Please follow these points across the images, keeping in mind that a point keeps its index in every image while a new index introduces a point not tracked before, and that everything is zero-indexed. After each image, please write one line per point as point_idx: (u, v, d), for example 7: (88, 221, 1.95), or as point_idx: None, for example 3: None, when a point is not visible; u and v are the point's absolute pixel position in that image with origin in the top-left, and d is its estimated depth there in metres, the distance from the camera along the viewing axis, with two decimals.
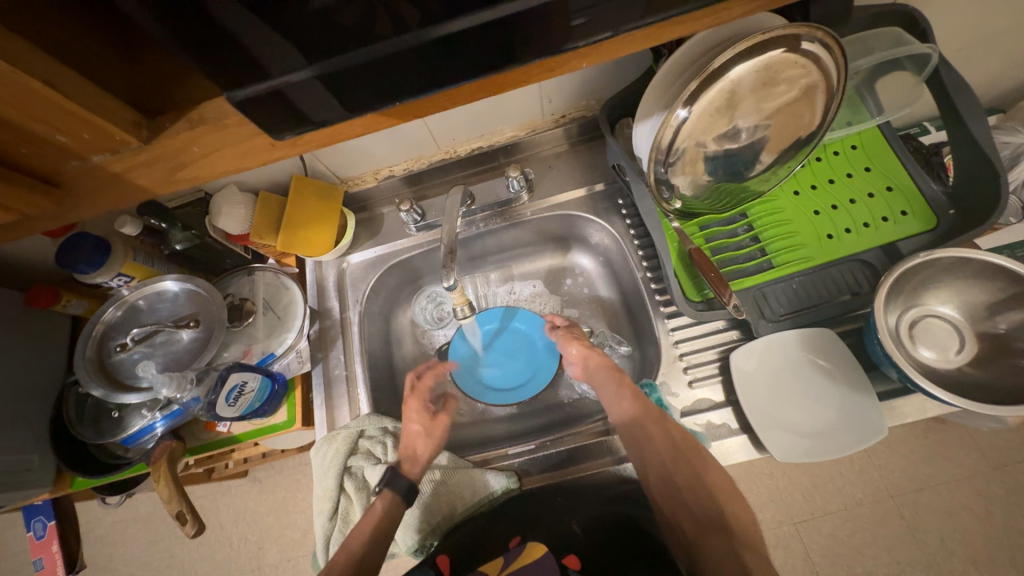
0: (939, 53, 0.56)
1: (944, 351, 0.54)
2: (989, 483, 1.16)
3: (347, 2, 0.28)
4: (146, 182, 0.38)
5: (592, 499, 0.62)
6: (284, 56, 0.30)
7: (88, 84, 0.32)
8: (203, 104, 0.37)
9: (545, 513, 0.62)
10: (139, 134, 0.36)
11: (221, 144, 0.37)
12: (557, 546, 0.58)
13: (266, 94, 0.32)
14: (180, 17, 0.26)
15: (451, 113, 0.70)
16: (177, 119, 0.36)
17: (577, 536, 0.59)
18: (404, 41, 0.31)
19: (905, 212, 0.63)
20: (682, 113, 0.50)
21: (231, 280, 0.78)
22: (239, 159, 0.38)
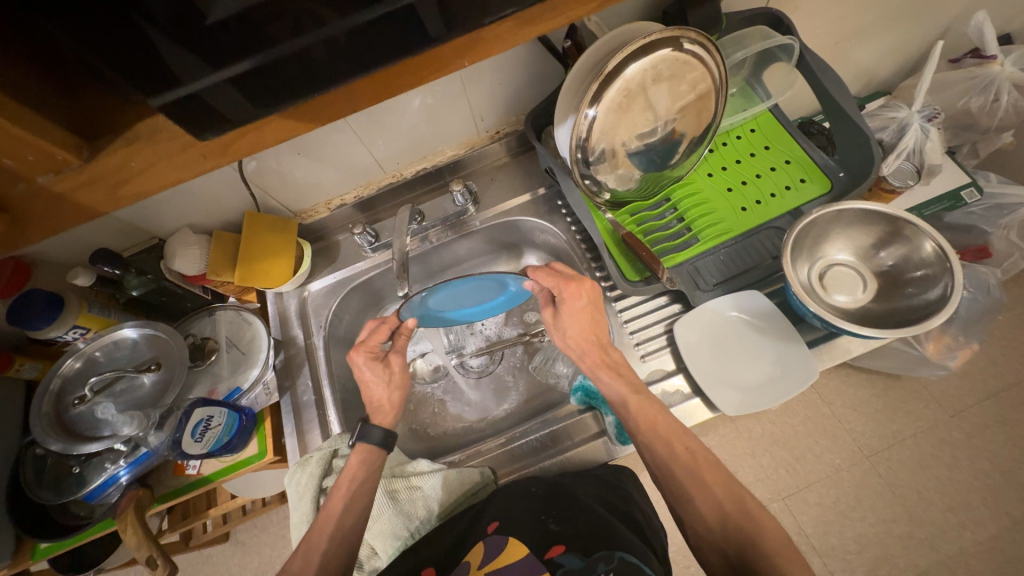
0: (802, 42, 0.65)
1: (854, 291, 0.61)
2: (950, 430, 1.29)
3: (274, 17, 0.33)
4: (87, 200, 0.41)
5: (566, 481, 0.64)
6: (205, 65, 0.34)
7: (33, 113, 0.35)
8: (138, 124, 0.41)
9: (518, 499, 0.61)
10: (79, 153, 0.39)
11: (161, 162, 0.41)
12: (540, 543, 0.55)
13: (184, 99, 0.36)
14: (110, 39, 0.31)
15: (393, 139, 0.76)
16: (116, 139, 0.40)
17: (556, 531, 0.56)
18: (312, 36, 0.35)
19: (803, 179, 0.72)
20: (589, 113, 0.58)
21: (192, 322, 0.78)
22: (176, 170, 0.42)
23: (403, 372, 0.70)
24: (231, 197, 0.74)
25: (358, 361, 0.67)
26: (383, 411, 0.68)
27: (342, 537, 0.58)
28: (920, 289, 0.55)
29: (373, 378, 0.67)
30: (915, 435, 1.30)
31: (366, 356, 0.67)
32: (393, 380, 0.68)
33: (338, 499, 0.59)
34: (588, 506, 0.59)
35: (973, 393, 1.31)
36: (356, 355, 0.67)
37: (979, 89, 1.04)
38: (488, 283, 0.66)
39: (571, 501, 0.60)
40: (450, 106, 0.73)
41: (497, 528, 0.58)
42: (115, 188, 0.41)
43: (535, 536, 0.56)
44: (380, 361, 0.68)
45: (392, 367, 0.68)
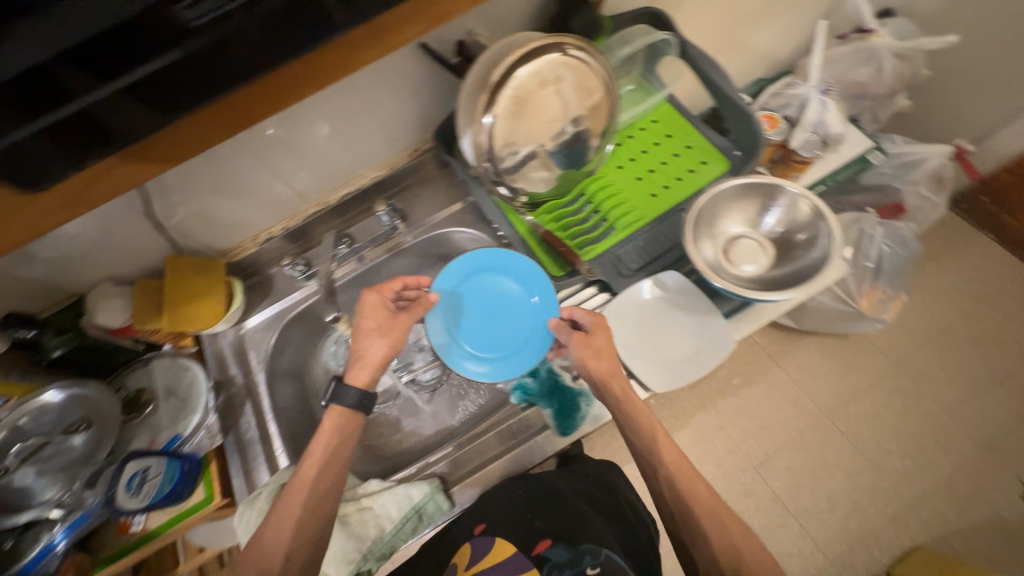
0: (680, 35, 0.71)
1: (756, 261, 0.65)
2: (897, 379, 1.37)
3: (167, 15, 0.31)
4: None
5: (541, 479, 0.73)
6: (92, 74, 0.31)
7: None
8: None
9: (483, 514, 0.68)
10: None
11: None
12: (527, 542, 0.66)
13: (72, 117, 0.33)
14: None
15: (309, 166, 0.76)
16: None
17: (538, 529, 0.68)
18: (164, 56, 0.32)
19: (703, 162, 0.76)
20: (486, 120, 0.61)
21: (126, 375, 0.76)
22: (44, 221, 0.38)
23: (402, 330, 0.68)
24: (147, 244, 0.73)
25: (368, 300, 0.67)
26: (364, 367, 0.66)
27: (314, 506, 0.58)
28: (807, 249, 0.60)
29: (370, 323, 0.67)
30: (867, 388, 1.37)
31: (378, 292, 0.68)
32: (400, 327, 0.68)
33: (309, 464, 0.60)
34: (566, 501, 0.71)
35: (912, 342, 1.39)
36: (369, 294, 0.67)
37: (867, 60, 1.12)
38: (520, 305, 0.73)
39: (552, 498, 0.71)
40: (362, 130, 0.75)
41: (484, 529, 0.67)
42: None
43: (522, 537, 0.67)
44: (385, 311, 0.68)
45: (392, 319, 0.68)
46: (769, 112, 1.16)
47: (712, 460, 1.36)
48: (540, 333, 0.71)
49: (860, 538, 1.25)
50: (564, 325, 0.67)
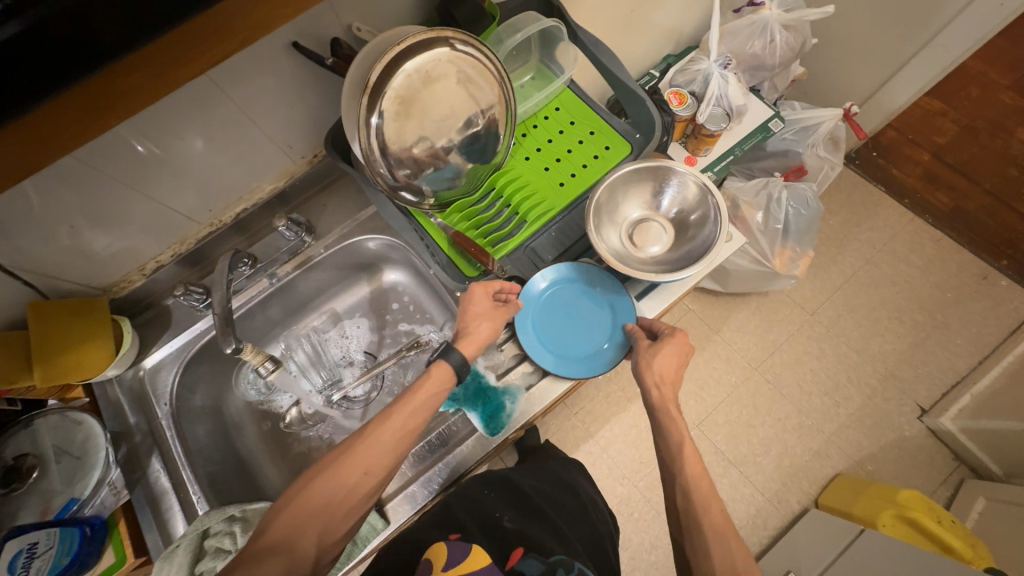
0: (569, 22, 0.70)
1: (656, 243, 0.67)
2: (814, 327, 1.49)
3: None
4: None
5: (506, 486, 0.70)
6: None
7: None
8: None
9: (442, 525, 0.61)
10: None
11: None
12: (502, 551, 0.57)
13: None
14: None
15: (192, 185, 0.70)
16: None
17: (509, 536, 0.59)
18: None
19: (607, 147, 0.77)
20: (374, 120, 0.57)
21: (5, 439, 0.67)
22: None
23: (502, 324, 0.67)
24: (2, 293, 0.63)
25: (477, 287, 0.66)
26: (467, 340, 0.66)
27: (392, 443, 0.58)
28: (700, 229, 0.63)
29: (476, 307, 0.66)
30: (789, 338, 1.49)
31: (487, 289, 0.67)
32: (502, 316, 0.67)
33: (419, 393, 0.61)
34: (533, 504, 0.67)
35: (824, 291, 1.52)
36: (477, 284, 0.67)
37: (759, 33, 1.17)
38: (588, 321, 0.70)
39: (519, 503, 0.67)
40: (245, 142, 0.69)
41: (459, 536, 0.57)
42: None
43: (496, 543, 0.58)
44: (489, 301, 0.67)
45: (497, 308, 0.67)
46: (676, 88, 1.19)
47: None
48: (615, 343, 0.68)
49: (791, 475, 1.38)
50: (641, 330, 0.67)
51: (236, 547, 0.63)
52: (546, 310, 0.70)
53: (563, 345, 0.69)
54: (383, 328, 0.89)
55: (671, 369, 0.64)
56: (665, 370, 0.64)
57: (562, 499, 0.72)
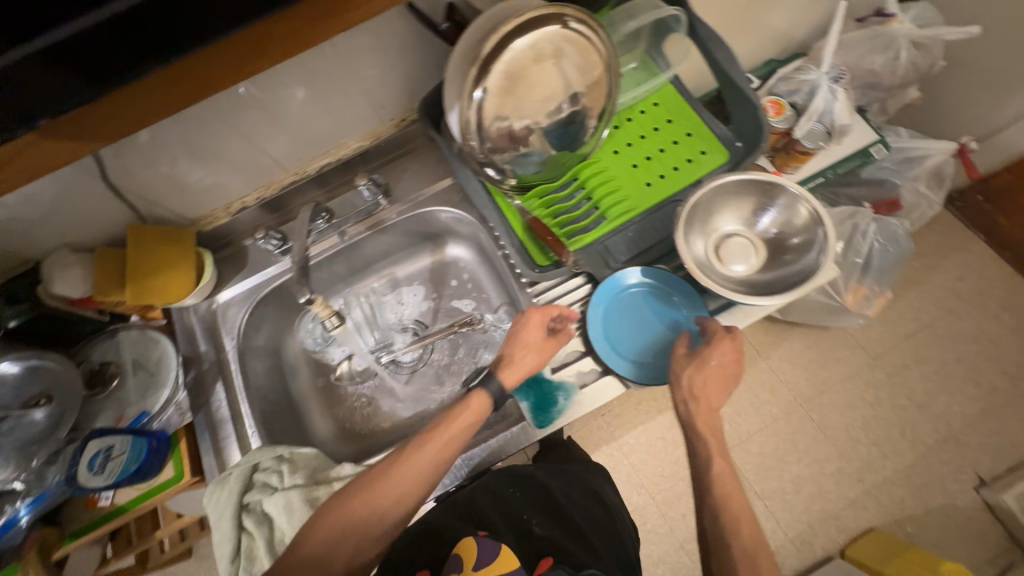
0: (687, 14, 0.65)
1: (746, 262, 0.63)
2: (873, 372, 1.40)
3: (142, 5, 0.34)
4: None
5: (532, 488, 0.70)
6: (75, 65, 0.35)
7: None
8: None
9: (469, 517, 0.63)
10: None
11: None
12: (530, 557, 0.57)
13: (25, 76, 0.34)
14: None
15: (286, 134, 0.71)
16: None
17: (538, 542, 0.60)
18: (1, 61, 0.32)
19: (703, 151, 0.72)
20: (477, 94, 0.56)
21: (92, 346, 0.74)
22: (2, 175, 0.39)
23: (551, 357, 0.65)
24: (105, 210, 0.68)
25: (533, 314, 0.65)
26: (512, 369, 0.64)
27: (427, 468, 0.58)
28: (798, 255, 0.59)
29: (529, 337, 0.65)
30: (844, 379, 1.40)
31: (540, 318, 0.66)
32: (552, 348, 0.65)
33: (448, 428, 0.60)
34: (560, 510, 0.67)
35: (893, 336, 1.41)
36: (534, 311, 0.65)
37: (883, 47, 1.06)
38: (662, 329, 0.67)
39: (547, 507, 0.67)
40: (339, 97, 0.69)
41: (487, 534, 0.59)
42: None
43: (526, 548, 0.59)
44: (542, 332, 0.66)
45: (549, 340, 0.65)
46: (776, 97, 1.11)
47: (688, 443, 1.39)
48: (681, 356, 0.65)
49: (821, 519, 1.31)
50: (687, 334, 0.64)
51: (282, 485, 0.66)
52: (619, 300, 0.68)
53: (627, 340, 0.66)
54: (438, 301, 0.89)
55: (715, 381, 0.61)
56: (711, 377, 0.61)
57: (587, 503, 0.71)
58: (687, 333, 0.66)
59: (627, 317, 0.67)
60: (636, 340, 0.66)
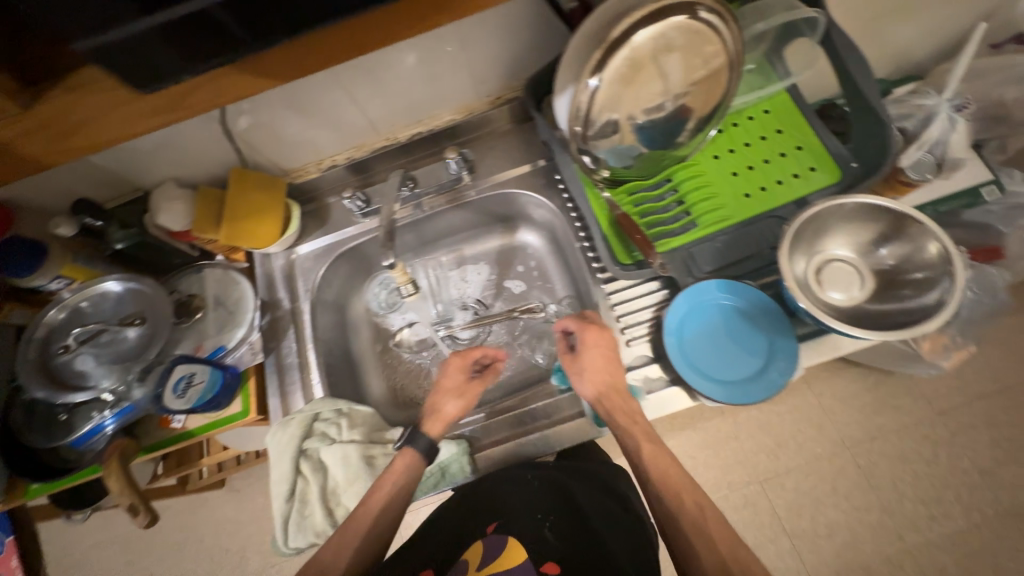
0: (826, 18, 0.60)
1: (848, 291, 0.59)
2: (934, 426, 1.26)
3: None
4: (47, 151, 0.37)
5: (556, 481, 0.68)
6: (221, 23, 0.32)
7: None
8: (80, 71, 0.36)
9: (484, 505, 0.66)
10: (18, 100, 0.35)
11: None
12: (535, 555, 0.60)
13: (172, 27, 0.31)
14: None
15: (386, 98, 0.72)
16: (57, 86, 0.35)
17: (547, 542, 0.62)
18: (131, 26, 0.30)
19: (813, 168, 0.68)
20: (591, 82, 0.55)
21: (179, 278, 0.78)
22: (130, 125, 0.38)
23: (475, 400, 0.67)
24: (214, 151, 0.71)
25: (452, 364, 0.68)
26: (437, 420, 0.65)
27: (375, 520, 0.59)
28: (917, 292, 0.54)
29: (449, 383, 0.67)
30: (899, 430, 1.27)
31: (463, 364, 0.69)
32: (474, 392, 0.67)
33: (387, 483, 0.60)
34: (578, 511, 0.65)
35: (964, 393, 1.27)
36: (453, 357, 0.69)
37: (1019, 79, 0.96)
38: (742, 346, 0.62)
39: (565, 506, 0.65)
40: (446, 68, 0.70)
41: (496, 528, 0.64)
42: (64, 138, 0.37)
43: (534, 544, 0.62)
44: (463, 376, 0.69)
45: (469, 386, 0.68)
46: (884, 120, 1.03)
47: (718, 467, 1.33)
48: (766, 380, 0.60)
49: None
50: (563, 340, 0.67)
51: (340, 438, 0.68)
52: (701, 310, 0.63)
53: (704, 354, 0.62)
54: (501, 285, 0.89)
55: (592, 365, 0.62)
56: (592, 361, 0.62)
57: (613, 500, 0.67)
58: (770, 358, 0.61)
59: (706, 328, 0.63)
60: (715, 354, 0.62)
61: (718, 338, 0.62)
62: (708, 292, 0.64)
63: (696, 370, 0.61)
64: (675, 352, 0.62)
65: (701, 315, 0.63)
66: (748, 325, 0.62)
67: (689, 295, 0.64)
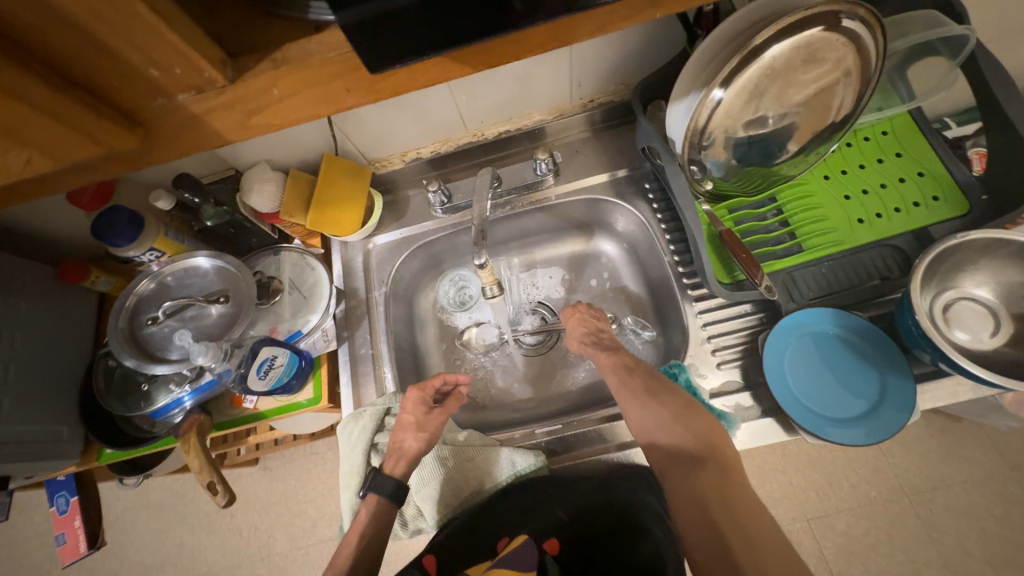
0: (977, 38, 0.55)
1: (978, 334, 0.57)
2: (1006, 483, 1.00)
3: None
4: (223, 127, 0.33)
5: (575, 489, 0.63)
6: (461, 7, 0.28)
7: (179, 12, 0.27)
8: (288, 44, 0.31)
9: (508, 501, 0.64)
10: (223, 71, 0.30)
11: (181, 129, 0.32)
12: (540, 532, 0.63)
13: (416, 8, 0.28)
14: None
15: (483, 94, 0.71)
16: (261, 59, 0.31)
17: (560, 522, 0.63)
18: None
19: (936, 197, 0.63)
20: (717, 94, 0.50)
21: (257, 258, 0.78)
22: (312, 106, 0.33)
23: (438, 431, 0.65)
24: (313, 136, 0.71)
25: (408, 399, 0.65)
26: (399, 457, 0.63)
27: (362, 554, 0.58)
28: None
29: (408, 418, 0.64)
30: (967, 481, 1.02)
31: (422, 397, 0.66)
32: (436, 426, 0.65)
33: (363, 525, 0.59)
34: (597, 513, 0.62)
35: None
36: (410, 390, 0.66)
37: None
38: (847, 383, 0.58)
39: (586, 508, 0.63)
40: (551, 68, 0.68)
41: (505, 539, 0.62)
42: (247, 117, 0.32)
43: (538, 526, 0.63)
44: (423, 408, 0.66)
45: (429, 418, 0.65)
46: None
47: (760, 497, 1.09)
48: (879, 422, 0.55)
49: None
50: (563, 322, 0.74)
51: None
52: (804, 341, 0.60)
53: (808, 385, 0.58)
54: (573, 292, 0.86)
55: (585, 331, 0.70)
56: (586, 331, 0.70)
57: (637, 547, 0.59)
58: (880, 402, 0.56)
59: (809, 361, 0.59)
60: (816, 388, 0.58)
61: (821, 371, 0.59)
62: (812, 322, 0.61)
63: (794, 402, 0.57)
64: (773, 381, 0.59)
65: (805, 344, 0.60)
66: (855, 362, 0.59)
67: (793, 323, 0.61)
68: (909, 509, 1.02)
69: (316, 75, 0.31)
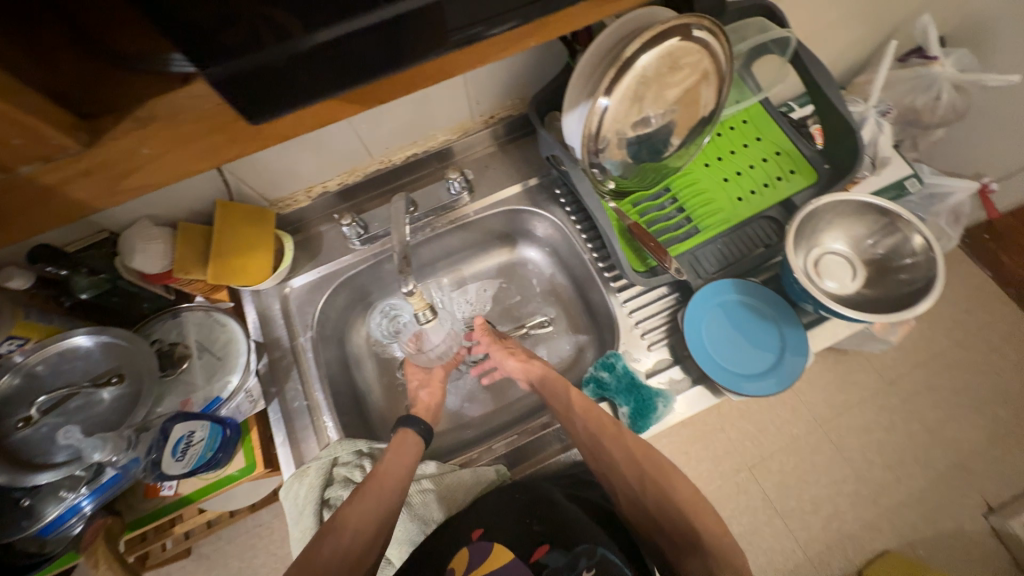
0: (797, 37, 0.66)
1: (842, 281, 0.68)
2: (889, 396, 1.19)
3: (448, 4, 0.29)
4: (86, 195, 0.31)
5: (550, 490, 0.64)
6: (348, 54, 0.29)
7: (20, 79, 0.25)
8: (153, 101, 0.31)
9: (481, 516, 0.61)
10: (77, 136, 0.28)
11: (36, 203, 0.30)
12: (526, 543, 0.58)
13: (303, 57, 0.28)
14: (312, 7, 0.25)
15: (382, 120, 0.70)
16: (123, 118, 0.30)
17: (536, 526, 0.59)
18: (284, 49, 0.27)
19: (792, 171, 0.75)
20: (603, 101, 0.55)
21: (153, 325, 0.69)
22: (193, 160, 0.33)
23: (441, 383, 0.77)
24: (200, 183, 0.65)
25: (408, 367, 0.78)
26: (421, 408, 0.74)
27: None
28: (910, 276, 0.62)
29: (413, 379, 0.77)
30: (861, 402, 1.19)
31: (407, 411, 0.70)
32: (403, 461, 0.61)
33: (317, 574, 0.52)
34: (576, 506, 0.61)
35: (906, 361, 1.22)
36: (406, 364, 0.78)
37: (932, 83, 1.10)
38: (754, 341, 0.66)
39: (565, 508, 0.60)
40: (447, 91, 0.70)
41: (482, 534, 0.59)
42: (116, 183, 0.31)
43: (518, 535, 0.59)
44: (424, 370, 0.78)
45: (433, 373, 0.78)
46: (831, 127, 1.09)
47: (706, 457, 1.18)
48: (784, 369, 0.63)
49: None
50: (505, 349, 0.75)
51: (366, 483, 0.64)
52: (716, 310, 0.67)
53: (726, 349, 0.65)
54: (505, 301, 0.88)
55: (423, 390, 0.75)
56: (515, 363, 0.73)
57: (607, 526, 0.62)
58: (783, 351, 0.65)
59: (721, 327, 0.66)
60: (731, 349, 0.65)
61: (734, 334, 0.66)
62: (719, 293, 0.68)
63: (716, 367, 0.64)
64: (695, 353, 0.65)
65: (717, 313, 0.67)
66: (759, 321, 0.67)
67: (705, 297, 0.68)
68: (824, 437, 1.17)
69: (186, 131, 0.31)
